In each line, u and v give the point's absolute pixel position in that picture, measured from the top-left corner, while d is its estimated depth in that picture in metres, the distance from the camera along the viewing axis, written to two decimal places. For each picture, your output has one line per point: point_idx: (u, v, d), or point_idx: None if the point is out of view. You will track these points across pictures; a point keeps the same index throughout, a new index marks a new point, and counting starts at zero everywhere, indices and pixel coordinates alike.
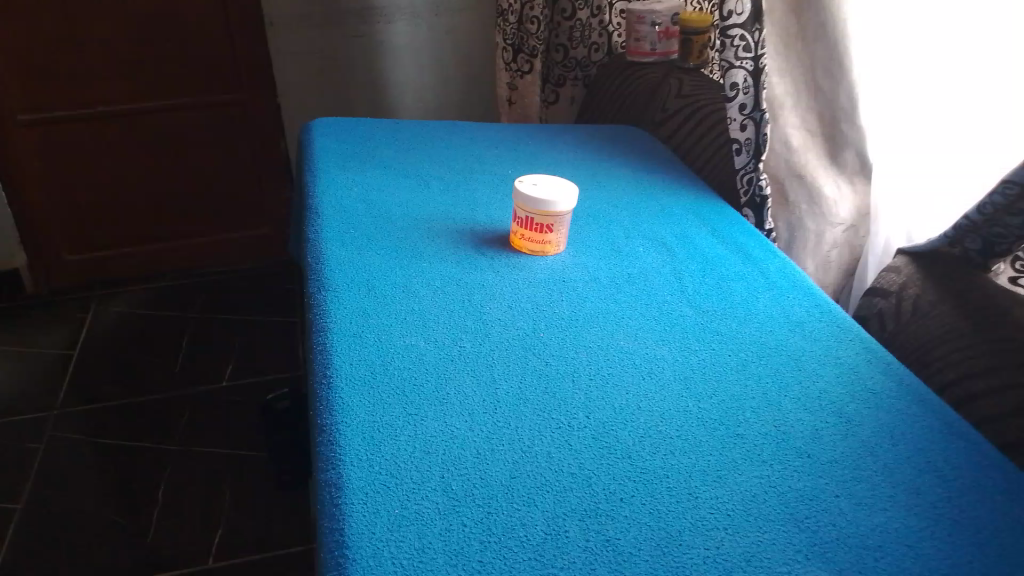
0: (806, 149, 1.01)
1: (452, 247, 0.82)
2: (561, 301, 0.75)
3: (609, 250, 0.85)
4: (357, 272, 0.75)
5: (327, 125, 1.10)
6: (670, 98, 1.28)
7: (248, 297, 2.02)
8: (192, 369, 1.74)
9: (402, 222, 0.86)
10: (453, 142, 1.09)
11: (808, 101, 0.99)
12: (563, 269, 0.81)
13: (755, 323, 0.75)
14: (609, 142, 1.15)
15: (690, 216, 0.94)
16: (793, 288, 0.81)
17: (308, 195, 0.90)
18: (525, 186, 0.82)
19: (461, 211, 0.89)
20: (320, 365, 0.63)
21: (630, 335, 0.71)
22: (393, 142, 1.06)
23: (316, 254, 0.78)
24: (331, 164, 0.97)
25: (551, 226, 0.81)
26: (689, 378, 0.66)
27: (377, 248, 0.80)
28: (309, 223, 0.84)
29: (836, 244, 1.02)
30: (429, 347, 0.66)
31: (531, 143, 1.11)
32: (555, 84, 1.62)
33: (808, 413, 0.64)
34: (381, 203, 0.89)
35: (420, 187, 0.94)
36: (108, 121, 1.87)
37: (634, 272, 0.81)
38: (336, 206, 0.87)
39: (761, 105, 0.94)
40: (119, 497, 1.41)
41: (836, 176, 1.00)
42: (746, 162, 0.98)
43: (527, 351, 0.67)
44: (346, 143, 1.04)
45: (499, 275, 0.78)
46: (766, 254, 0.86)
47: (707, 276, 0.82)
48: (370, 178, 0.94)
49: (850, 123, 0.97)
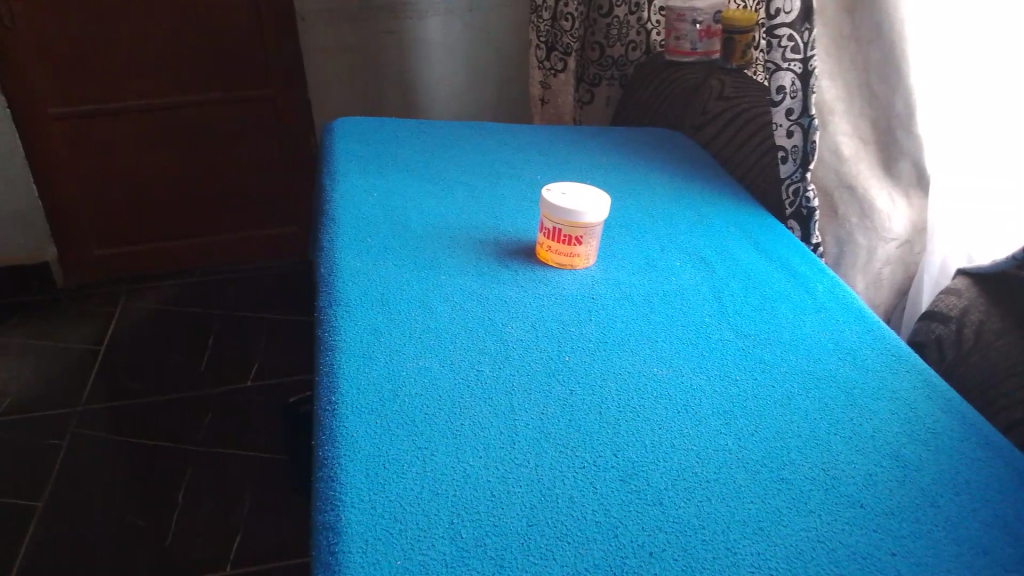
0: (857, 158, 0.93)
1: (474, 259, 0.77)
2: (590, 322, 0.69)
3: (644, 264, 0.80)
4: (372, 285, 0.70)
5: (349, 126, 1.05)
6: (710, 100, 1.23)
7: (274, 296, 1.99)
8: (215, 369, 1.71)
9: (424, 231, 0.81)
10: (483, 145, 1.04)
11: (863, 107, 0.92)
12: (594, 285, 0.76)
13: (800, 350, 0.69)
14: (645, 147, 1.09)
15: (730, 228, 0.88)
16: (843, 311, 0.75)
17: (326, 201, 0.85)
18: (553, 195, 0.77)
19: (486, 220, 0.84)
20: (325, 389, 0.58)
21: (664, 362, 0.65)
22: (418, 144, 1.02)
23: (329, 265, 0.73)
24: (352, 167, 0.92)
25: (580, 238, 0.75)
26: (729, 412, 0.60)
27: (396, 259, 0.75)
28: (325, 230, 0.79)
29: (889, 261, 0.95)
30: (445, 371, 0.61)
31: (563, 146, 1.06)
32: (590, 83, 1.55)
33: (859, 455, 0.58)
34: (401, 210, 0.84)
35: (444, 194, 0.89)
36: (139, 116, 1.85)
37: (669, 290, 0.76)
38: (354, 212, 0.82)
39: (809, 110, 0.89)
40: (139, 496, 1.39)
41: (889, 188, 0.93)
42: (792, 172, 0.93)
43: (552, 378, 0.61)
44: (369, 145, 0.99)
45: (523, 291, 0.73)
46: (813, 273, 0.80)
47: (748, 296, 0.76)
48: (392, 183, 0.90)
49: (906, 131, 0.90)
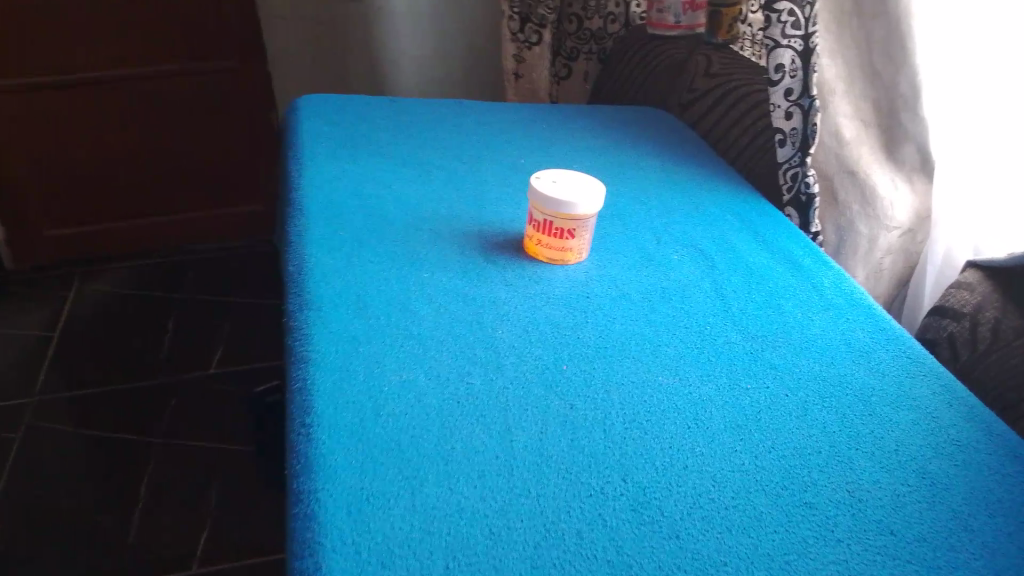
0: (859, 141, 0.88)
1: (457, 253, 0.71)
2: (586, 324, 0.64)
3: (639, 257, 0.75)
4: (347, 285, 0.64)
5: (315, 104, 0.98)
6: (697, 77, 1.17)
7: (237, 277, 1.90)
8: (177, 354, 1.63)
9: (401, 222, 0.74)
10: (462, 125, 0.98)
11: (864, 87, 0.87)
12: (587, 281, 0.70)
13: (812, 353, 0.64)
14: (633, 128, 1.04)
15: (727, 216, 0.83)
16: (852, 308, 0.71)
17: (293, 188, 0.78)
18: (543, 183, 0.70)
19: (469, 208, 0.78)
20: (298, 409, 0.52)
21: (669, 369, 0.60)
22: (392, 124, 0.95)
23: (298, 261, 0.66)
24: (322, 150, 0.85)
25: (572, 231, 0.69)
26: (742, 427, 0.55)
27: (372, 255, 0.68)
28: (292, 221, 0.72)
29: (890, 250, 0.90)
30: (431, 385, 0.55)
31: (547, 128, 1.00)
32: (567, 57, 1.49)
33: (885, 473, 0.54)
34: (377, 198, 0.77)
35: (422, 179, 0.82)
36: (89, 88, 1.74)
37: (669, 286, 0.71)
38: (325, 201, 0.75)
39: (810, 90, 0.84)
40: (98, 492, 1.30)
41: (892, 173, 0.88)
42: (791, 156, 0.88)
43: (549, 391, 0.56)
44: (338, 126, 0.92)
45: (512, 288, 0.67)
46: (817, 267, 0.76)
47: (752, 292, 0.71)
48: (364, 167, 0.83)
49: (911, 114, 0.85)
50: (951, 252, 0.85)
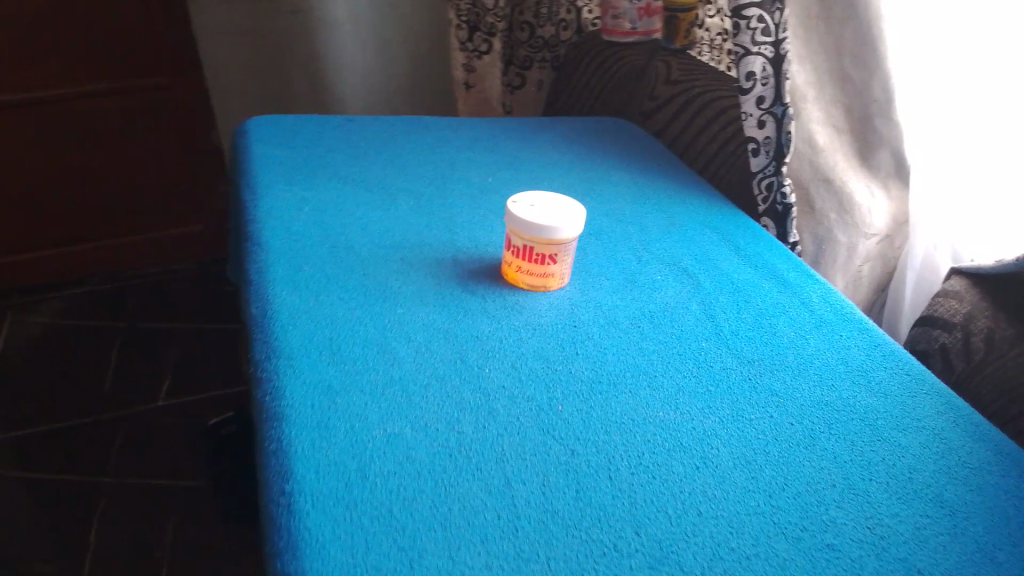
0: (833, 148, 0.86)
1: (432, 285, 0.66)
2: (577, 357, 0.60)
3: (623, 280, 0.71)
4: (318, 328, 0.59)
5: (264, 126, 0.92)
6: (658, 85, 1.14)
7: (179, 302, 1.80)
8: (122, 387, 1.53)
9: (369, 253, 0.69)
10: (422, 143, 0.93)
11: (835, 92, 0.85)
12: (572, 309, 0.66)
13: (812, 376, 0.62)
14: (597, 140, 1.01)
15: (706, 231, 0.81)
16: (843, 324, 0.69)
17: (249, 220, 0.72)
18: (520, 207, 0.66)
19: (440, 234, 0.74)
20: (275, 475, 0.46)
21: (669, 404, 0.56)
22: (348, 145, 0.90)
23: (263, 304, 0.61)
24: (276, 177, 0.80)
25: (553, 256, 0.66)
26: (753, 463, 0.52)
27: (340, 291, 0.63)
28: (250, 259, 0.67)
29: (868, 257, 0.89)
30: (419, 437, 0.50)
31: (511, 143, 0.96)
32: (521, 66, 1.44)
33: (904, 505, 0.51)
34: (341, 227, 0.73)
35: (386, 204, 0.78)
36: (12, 110, 1.62)
37: (657, 310, 0.67)
38: (285, 234, 0.70)
39: (782, 98, 0.81)
40: (43, 544, 1.21)
41: (867, 180, 0.87)
42: (765, 166, 0.85)
43: (546, 435, 0.52)
44: (292, 149, 0.86)
45: (495, 321, 0.63)
46: (803, 282, 0.74)
47: (741, 312, 0.68)
48: (324, 195, 0.78)
49: (885, 119, 0.84)
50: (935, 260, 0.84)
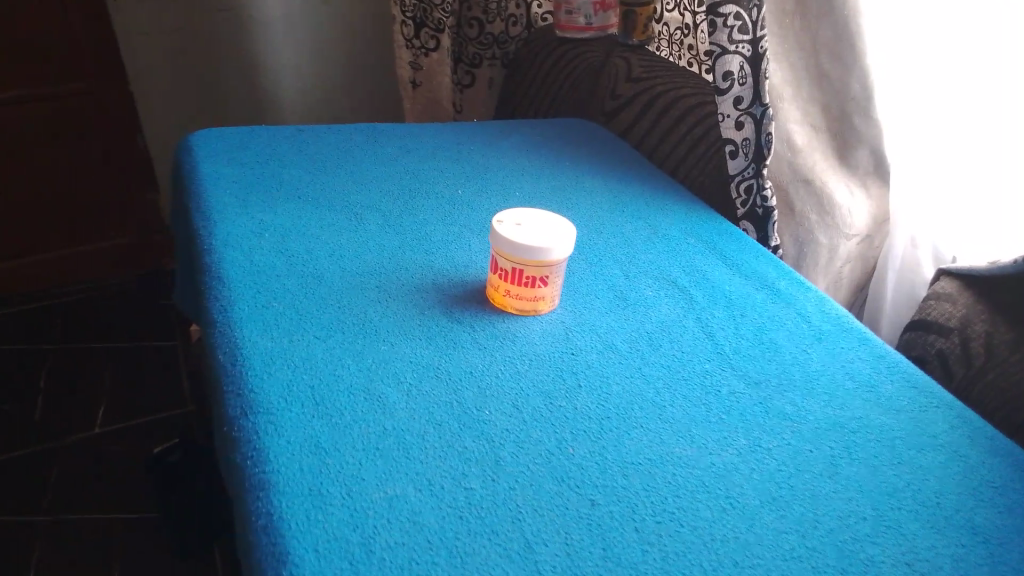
0: (811, 149, 0.84)
1: (414, 316, 0.61)
2: (580, 390, 0.56)
3: (613, 298, 0.67)
4: (297, 374, 0.53)
5: (210, 141, 0.85)
6: (619, 84, 1.10)
7: (110, 318, 1.68)
8: (56, 414, 1.41)
9: (341, 282, 0.64)
10: (383, 154, 0.87)
11: (811, 90, 0.83)
12: (566, 334, 0.62)
13: (822, 395, 0.59)
14: (563, 144, 0.97)
15: (689, 239, 0.77)
16: (843, 334, 0.66)
17: (205, 250, 0.66)
18: (507, 227, 0.62)
19: (415, 256, 0.69)
20: (269, 557, 0.41)
21: (683, 438, 0.53)
22: (304, 160, 0.83)
23: (231, 350, 0.55)
24: (230, 199, 0.73)
25: (545, 278, 0.62)
26: (779, 500, 0.49)
27: (316, 329, 0.58)
28: (211, 297, 0.60)
29: (849, 258, 0.87)
30: (425, 498, 0.45)
31: (476, 151, 0.91)
32: (470, 64, 1.37)
33: (938, 534, 0.48)
34: (307, 254, 0.67)
35: (352, 224, 0.72)
36: None
37: (654, 330, 0.63)
38: (247, 265, 0.64)
39: (761, 98, 0.78)
40: None
41: (846, 178, 0.85)
42: (744, 168, 0.82)
43: (561, 486, 0.47)
44: (244, 167, 0.80)
45: (487, 353, 0.58)
46: (796, 290, 0.71)
47: (740, 328, 0.65)
48: (284, 218, 0.71)
49: (864, 117, 0.81)
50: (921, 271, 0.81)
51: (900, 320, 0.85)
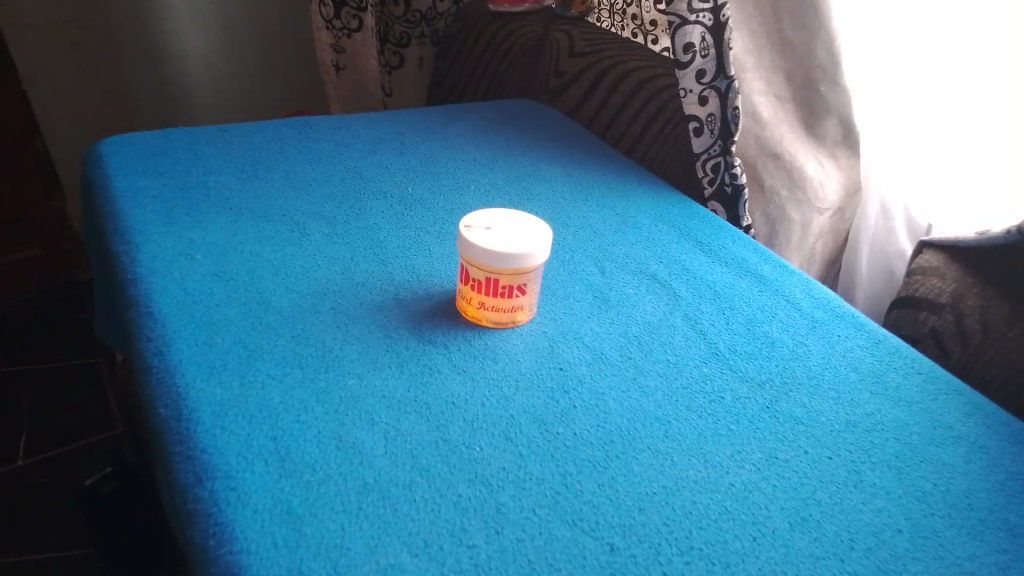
0: (779, 121, 0.79)
1: (380, 338, 0.54)
2: (576, 410, 0.50)
3: (593, 300, 0.61)
4: (254, 427, 0.46)
5: (122, 150, 0.75)
6: (562, 58, 1.04)
7: (10, 333, 1.50)
8: None
9: (291, 307, 0.56)
10: (320, 151, 0.79)
11: (774, 57, 0.78)
12: (549, 344, 0.56)
13: (828, 392, 0.55)
14: (512, 128, 0.90)
15: (661, 226, 0.72)
16: (838, 321, 0.62)
17: (129, 280, 0.57)
18: (476, 233, 0.55)
19: (372, 268, 0.62)
20: None
21: (696, 457, 0.48)
22: (232, 165, 0.74)
23: (175, 403, 0.47)
24: (153, 219, 0.64)
25: (522, 286, 0.56)
26: (809, 520, 0.45)
27: (271, 366, 0.50)
28: (142, 339, 0.52)
29: (821, 234, 0.84)
30: (423, 564, 0.39)
31: (421, 142, 0.84)
32: (398, 44, 1.25)
33: (977, 541, 0.45)
34: (248, 276, 0.59)
35: (296, 236, 0.64)
36: None
37: (643, 332, 0.58)
38: (181, 295, 0.56)
39: (725, 70, 0.72)
40: None
41: (815, 151, 0.81)
42: (710, 146, 0.76)
43: (575, 530, 0.42)
44: (165, 178, 0.70)
45: (467, 377, 0.52)
46: (781, 275, 0.67)
47: (732, 322, 0.60)
48: (217, 236, 0.63)
49: (831, 84, 0.77)
50: (903, 249, 0.78)
51: (877, 294, 0.82)
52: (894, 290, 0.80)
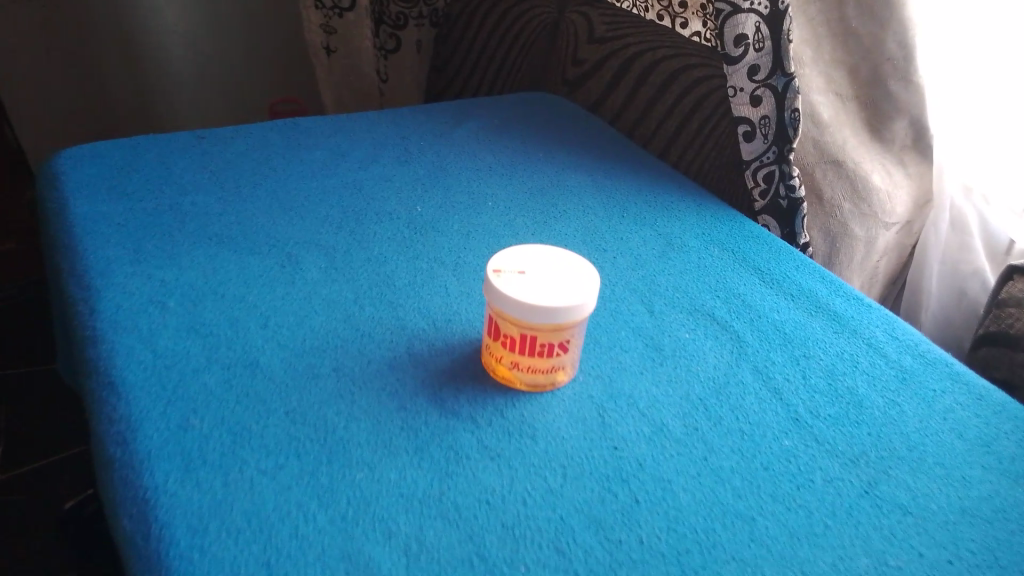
0: (841, 123, 0.69)
1: (393, 412, 0.45)
2: (640, 509, 0.41)
3: (645, 351, 0.52)
4: (240, 547, 0.36)
5: (84, 165, 0.65)
6: (580, 45, 0.94)
7: None
8: None
9: (284, 369, 0.46)
10: (314, 161, 0.69)
11: (835, 50, 0.67)
12: (599, 413, 0.46)
13: (934, 469, 0.45)
14: (532, 129, 0.80)
15: (712, 250, 0.63)
16: (929, 370, 0.53)
17: (88, 339, 0.47)
18: (508, 279, 0.46)
19: (378, 312, 0.52)
20: None
21: (792, 569, 0.38)
22: (213, 181, 0.64)
23: (141, 515, 0.37)
24: (119, 255, 0.54)
25: (565, 342, 0.46)
26: None
27: (261, 458, 0.41)
28: (104, 422, 0.42)
29: (885, 251, 0.75)
30: None
31: (430, 147, 0.74)
32: (394, 24, 1.10)
33: None
34: (232, 329, 0.49)
35: (287, 274, 0.54)
36: None
37: (708, 394, 0.49)
38: (150, 359, 0.46)
39: (784, 66, 0.61)
40: None
41: (880, 157, 0.71)
42: (763, 152, 0.66)
43: None
44: (134, 201, 0.60)
45: (504, 463, 0.42)
46: (857, 312, 0.57)
47: (809, 376, 0.51)
48: (196, 276, 0.53)
49: (903, 81, 0.67)
50: (982, 268, 0.69)
51: (949, 316, 0.73)
52: (974, 310, 0.71)
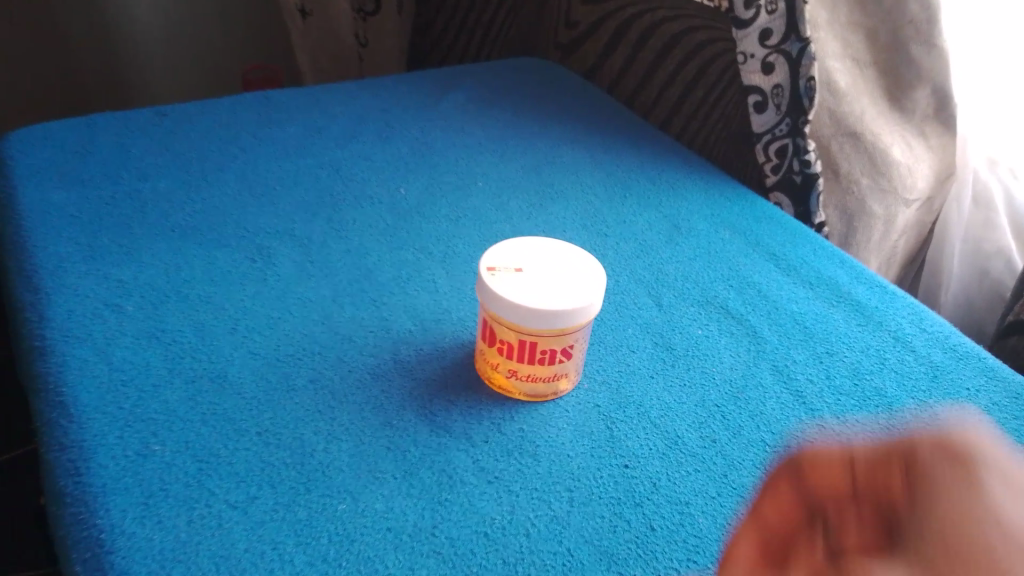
0: (859, 92, 0.64)
1: (378, 429, 0.40)
2: (654, 539, 0.36)
3: (655, 351, 0.47)
4: None
5: (36, 149, 0.59)
6: (573, 7, 0.88)
7: None
8: None
9: (256, 383, 0.42)
10: (290, 140, 0.63)
11: (854, 12, 0.62)
12: (608, 426, 0.42)
13: None
14: (526, 101, 0.74)
15: (723, 233, 0.58)
16: (963, 366, 0.48)
17: (35, 352, 0.42)
18: (505, 279, 0.41)
19: (359, 312, 0.47)
20: None
21: None
22: (177, 165, 0.58)
23: (95, 561, 0.33)
24: (71, 254, 0.48)
25: (569, 347, 0.41)
26: None
27: (231, 491, 0.36)
28: (52, 450, 0.37)
29: (904, 231, 0.71)
30: None
31: (416, 122, 0.68)
32: None
33: None
34: (198, 337, 0.44)
35: (259, 271, 0.49)
36: None
37: (725, 400, 0.44)
38: (105, 374, 0.41)
39: (798, 29, 0.56)
40: None
41: (900, 129, 0.66)
42: (775, 125, 0.61)
43: None
44: (90, 190, 0.55)
45: (504, 489, 0.38)
46: (882, 301, 0.53)
47: (833, 376, 0.47)
48: (157, 275, 0.48)
49: (926, 45, 0.62)
50: (1007, 247, 0.66)
51: (969, 298, 0.69)
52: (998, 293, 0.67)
